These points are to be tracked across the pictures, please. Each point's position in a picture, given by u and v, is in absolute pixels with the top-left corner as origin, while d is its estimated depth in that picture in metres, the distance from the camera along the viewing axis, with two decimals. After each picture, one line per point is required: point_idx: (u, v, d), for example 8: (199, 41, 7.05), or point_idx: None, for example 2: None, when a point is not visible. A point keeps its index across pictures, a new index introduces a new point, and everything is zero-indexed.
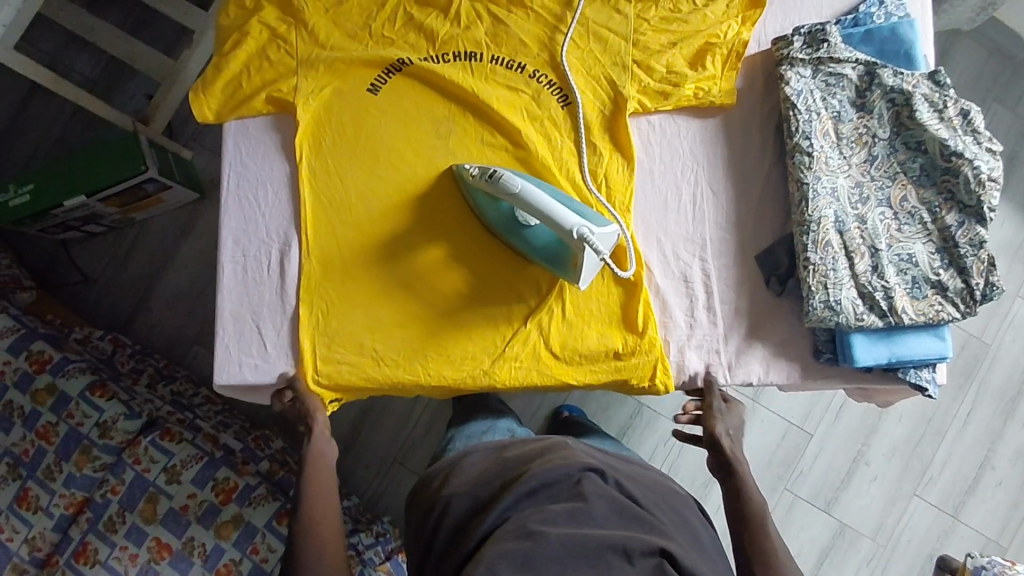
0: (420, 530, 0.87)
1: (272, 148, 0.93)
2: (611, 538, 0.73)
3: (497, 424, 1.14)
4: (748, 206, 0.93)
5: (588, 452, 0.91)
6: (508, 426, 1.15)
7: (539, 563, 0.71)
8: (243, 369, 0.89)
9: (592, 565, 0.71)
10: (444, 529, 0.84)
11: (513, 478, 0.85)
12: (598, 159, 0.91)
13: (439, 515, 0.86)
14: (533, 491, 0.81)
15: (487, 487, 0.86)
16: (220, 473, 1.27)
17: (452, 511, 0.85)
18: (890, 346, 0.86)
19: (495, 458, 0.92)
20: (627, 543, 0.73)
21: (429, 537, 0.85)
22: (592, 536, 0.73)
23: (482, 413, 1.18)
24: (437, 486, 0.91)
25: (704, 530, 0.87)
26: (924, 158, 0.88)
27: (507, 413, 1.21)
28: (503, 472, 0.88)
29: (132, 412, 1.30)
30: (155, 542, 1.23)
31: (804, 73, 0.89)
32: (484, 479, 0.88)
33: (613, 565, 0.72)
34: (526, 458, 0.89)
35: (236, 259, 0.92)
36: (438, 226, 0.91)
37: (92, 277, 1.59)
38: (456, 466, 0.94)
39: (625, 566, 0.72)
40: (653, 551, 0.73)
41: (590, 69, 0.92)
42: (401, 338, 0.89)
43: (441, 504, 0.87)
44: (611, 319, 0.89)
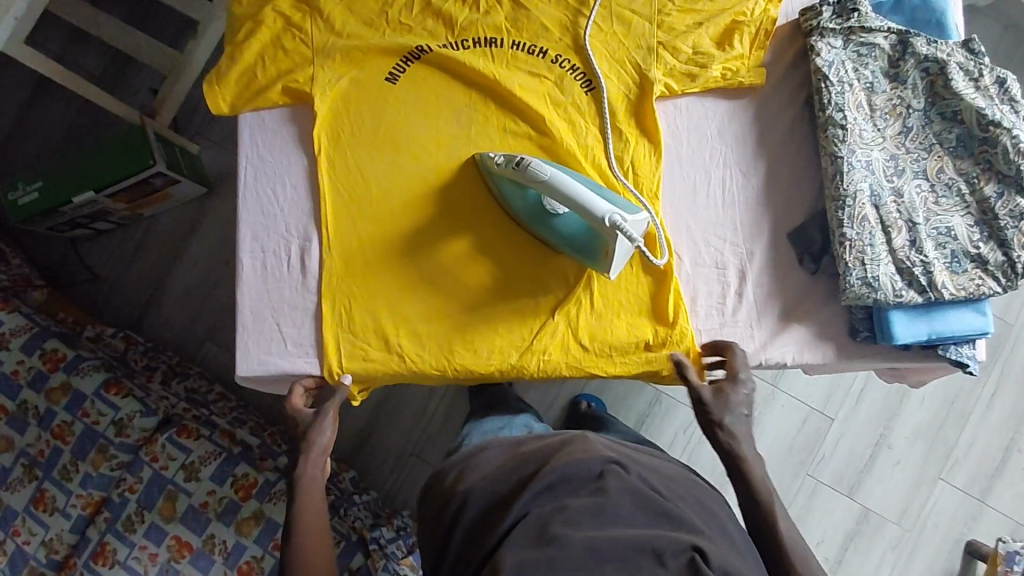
0: (437, 528, 0.84)
1: (290, 141, 0.91)
2: (640, 539, 0.70)
3: (514, 420, 1.11)
4: (778, 190, 0.91)
5: (609, 446, 0.86)
6: (525, 422, 1.12)
7: (562, 566, 0.69)
8: (265, 366, 0.87)
9: (621, 567, 0.68)
10: (461, 529, 0.81)
11: (529, 473, 0.81)
12: (624, 144, 0.89)
13: (457, 511, 0.83)
14: (552, 487, 0.77)
15: (504, 482, 0.83)
16: (239, 469, 1.25)
17: (470, 505, 0.82)
18: (930, 322, 0.84)
19: (513, 452, 0.88)
20: (658, 544, 0.70)
21: (446, 533, 0.82)
22: (619, 538, 0.70)
23: (500, 410, 1.16)
24: (451, 481, 0.88)
25: (726, 515, 0.82)
26: (960, 128, 0.86)
27: (525, 407, 1.18)
28: (520, 468, 0.83)
29: (148, 409, 1.28)
30: (175, 541, 1.21)
31: (834, 44, 0.87)
32: (502, 473, 0.84)
33: (644, 567, 0.69)
34: (545, 453, 0.84)
35: (255, 254, 0.89)
36: (463, 216, 0.89)
37: (101, 275, 1.57)
38: (474, 458, 0.90)
39: (657, 569, 0.69)
40: (685, 548, 0.71)
41: (615, 52, 0.90)
42: (427, 332, 0.87)
43: (458, 499, 0.84)
44: (641, 311, 0.87)
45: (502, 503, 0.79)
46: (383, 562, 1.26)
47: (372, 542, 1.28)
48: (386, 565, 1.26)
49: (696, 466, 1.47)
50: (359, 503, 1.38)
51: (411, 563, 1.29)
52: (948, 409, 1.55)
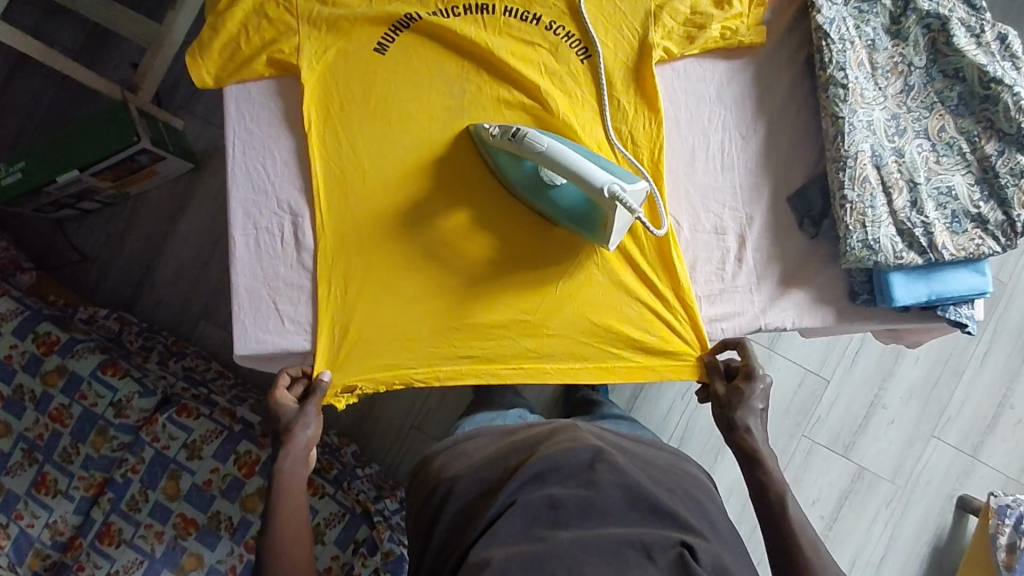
0: (424, 517, 0.84)
1: (278, 115, 0.88)
2: (628, 534, 0.71)
3: (508, 412, 1.06)
4: (778, 153, 0.90)
5: (600, 436, 0.86)
6: (520, 413, 1.07)
7: (550, 562, 0.69)
8: (264, 344, 0.86)
9: (611, 563, 0.69)
10: (446, 520, 0.81)
11: (518, 461, 0.82)
12: (622, 114, 0.88)
13: (442, 500, 0.83)
14: (540, 475, 0.78)
15: (492, 469, 0.83)
16: (241, 446, 1.26)
17: (455, 495, 0.82)
18: (929, 284, 0.84)
19: (503, 442, 0.88)
20: (646, 539, 0.71)
21: (431, 524, 0.83)
22: (609, 534, 0.71)
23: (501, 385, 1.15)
24: (437, 471, 0.88)
25: (713, 505, 0.84)
26: (962, 86, 0.84)
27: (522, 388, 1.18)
28: (508, 456, 0.84)
29: (146, 390, 1.27)
30: (180, 518, 1.23)
31: (834, 1, 0.85)
32: (488, 462, 0.84)
33: (633, 563, 0.70)
34: (533, 443, 0.85)
35: (247, 232, 0.87)
36: (460, 190, 0.87)
37: (90, 256, 1.55)
38: (459, 448, 0.90)
39: (647, 565, 0.70)
40: (674, 543, 0.72)
41: (610, 16, 0.88)
42: (426, 311, 0.86)
43: (444, 486, 0.84)
44: (641, 292, 0.87)
45: (488, 492, 0.80)
46: (388, 532, 1.25)
47: (376, 514, 1.28)
48: (392, 535, 1.25)
49: (693, 430, 1.48)
50: (362, 476, 1.37)
51: None
52: (942, 368, 1.57)
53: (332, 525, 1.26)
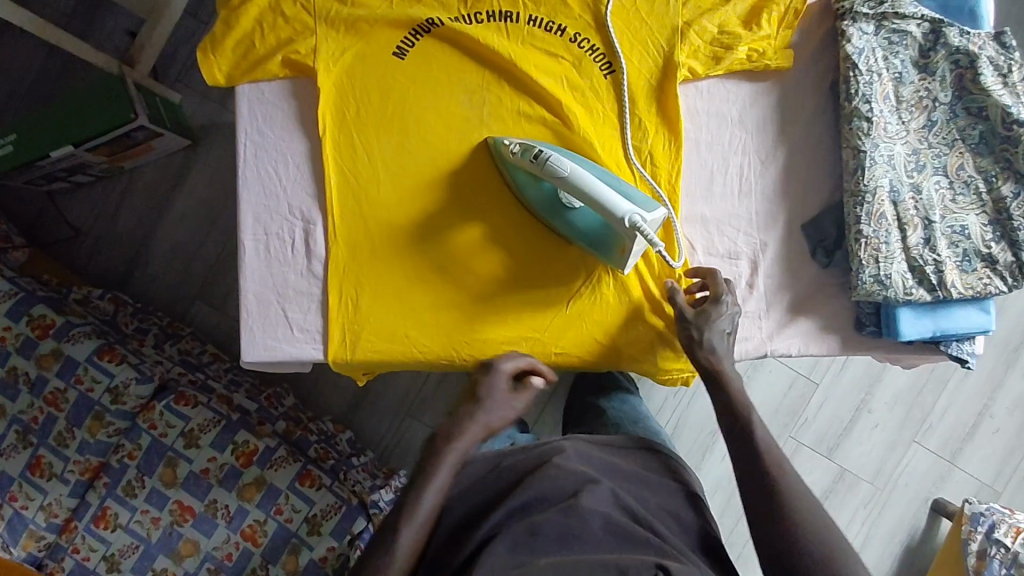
0: None
1: (290, 118, 0.85)
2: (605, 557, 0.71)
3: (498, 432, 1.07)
4: (797, 180, 0.89)
5: (591, 456, 0.88)
6: (511, 434, 1.08)
7: None
8: (272, 352, 0.85)
9: None
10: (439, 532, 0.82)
11: (508, 488, 0.84)
12: (643, 134, 0.86)
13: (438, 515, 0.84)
14: (526, 505, 0.80)
15: (481, 494, 0.85)
16: (239, 437, 1.26)
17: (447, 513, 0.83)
18: (935, 320, 0.86)
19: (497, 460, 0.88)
20: (622, 561, 0.70)
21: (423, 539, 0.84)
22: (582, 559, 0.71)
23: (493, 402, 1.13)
24: None
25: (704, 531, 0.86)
26: (985, 125, 0.84)
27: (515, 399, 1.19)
28: (497, 484, 0.85)
29: (143, 376, 1.26)
30: (177, 505, 1.23)
31: (866, 30, 0.83)
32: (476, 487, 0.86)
33: None
34: (525, 469, 0.86)
35: (257, 237, 0.85)
36: (475, 204, 0.86)
37: (84, 231, 1.51)
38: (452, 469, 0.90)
39: None
40: (649, 566, 0.70)
41: (636, 32, 0.86)
42: (436, 322, 0.86)
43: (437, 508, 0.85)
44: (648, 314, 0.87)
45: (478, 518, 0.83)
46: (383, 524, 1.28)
47: (372, 505, 1.29)
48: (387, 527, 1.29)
49: (682, 429, 1.51)
50: (358, 465, 1.38)
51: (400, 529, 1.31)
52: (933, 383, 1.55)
53: (329, 517, 1.24)
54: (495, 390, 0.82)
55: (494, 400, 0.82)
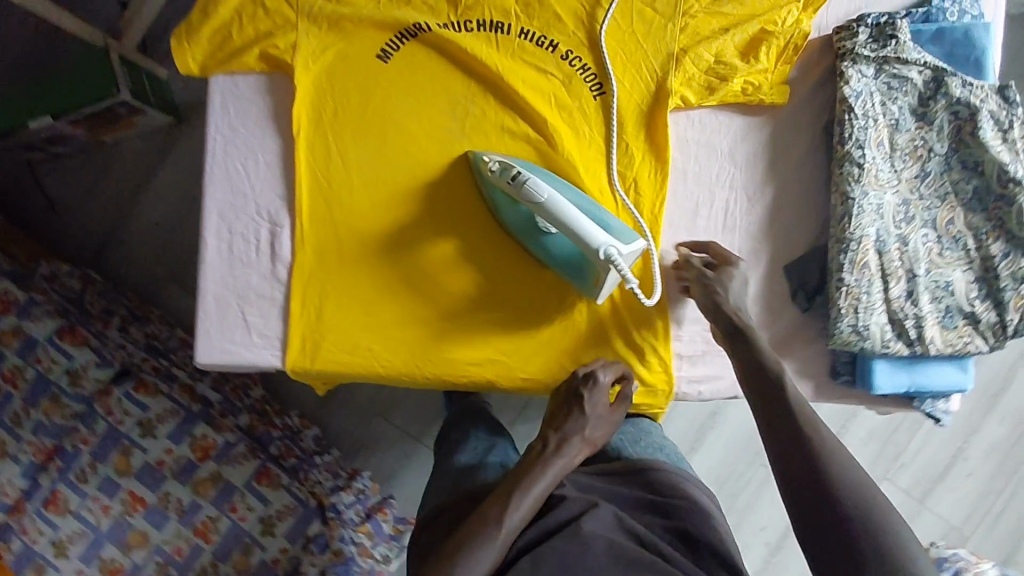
0: None
1: (264, 114, 0.82)
2: None
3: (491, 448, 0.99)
4: (784, 219, 0.87)
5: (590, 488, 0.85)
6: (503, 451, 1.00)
7: None
8: (228, 356, 0.82)
9: None
10: None
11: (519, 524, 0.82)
12: (629, 161, 0.84)
13: None
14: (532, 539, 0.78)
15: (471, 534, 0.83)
16: (197, 429, 1.24)
17: None
18: (912, 375, 0.84)
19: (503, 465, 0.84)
20: None
21: None
22: None
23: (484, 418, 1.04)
24: None
25: None
26: (979, 180, 0.82)
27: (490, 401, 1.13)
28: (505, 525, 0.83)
29: (104, 360, 1.23)
30: (128, 495, 1.20)
31: (865, 72, 0.81)
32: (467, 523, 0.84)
33: None
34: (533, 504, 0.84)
35: (220, 235, 0.82)
36: (449, 219, 0.83)
37: (59, 203, 1.47)
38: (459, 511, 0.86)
39: None
40: None
41: (631, 54, 0.83)
42: (400, 337, 0.83)
43: None
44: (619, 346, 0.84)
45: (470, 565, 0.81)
46: (340, 529, 1.25)
47: (330, 509, 1.26)
48: (343, 531, 1.25)
49: None
50: (319, 465, 1.34)
51: (367, 530, 1.31)
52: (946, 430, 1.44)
53: (284, 518, 1.22)
54: (595, 402, 0.81)
55: (596, 414, 0.82)
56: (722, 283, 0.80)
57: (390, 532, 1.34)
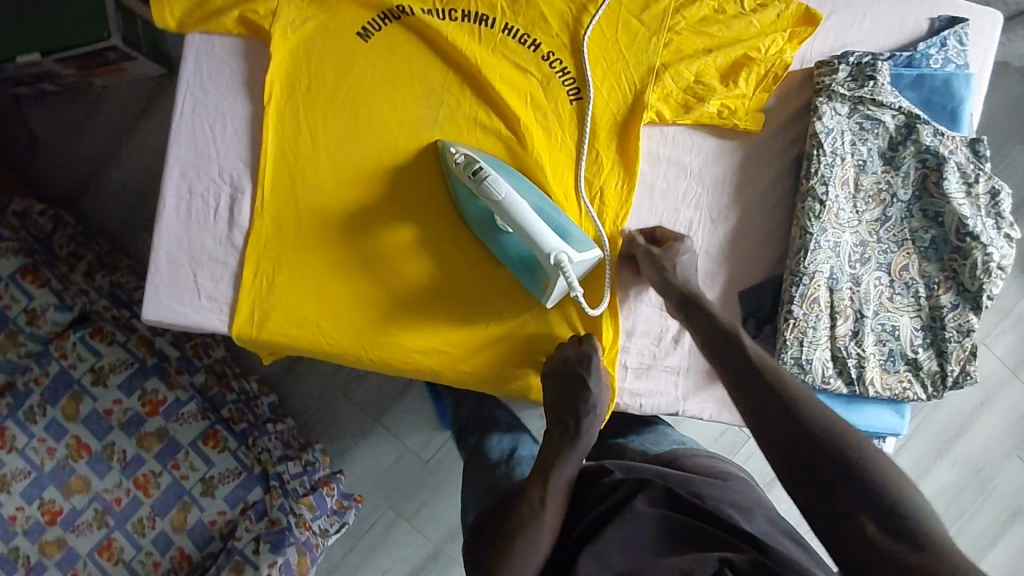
0: None
1: (237, 80, 0.83)
2: None
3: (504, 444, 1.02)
4: (744, 245, 0.87)
5: (634, 466, 0.83)
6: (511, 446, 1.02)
7: None
8: (175, 315, 0.82)
9: None
10: None
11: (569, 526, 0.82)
12: (598, 168, 0.83)
13: None
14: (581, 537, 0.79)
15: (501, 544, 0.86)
16: (149, 384, 1.23)
17: None
18: (848, 414, 0.85)
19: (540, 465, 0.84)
20: None
21: None
22: None
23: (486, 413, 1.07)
24: None
25: None
26: (937, 231, 0.83)
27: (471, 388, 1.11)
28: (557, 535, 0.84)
29: (63, 304, 1.22)
30: (74, 441, 1.20)
31: (839, 110, 0.81)
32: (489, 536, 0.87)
33: None
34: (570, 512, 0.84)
35: (180, 194, 0.82)
36: (411, 205, 0.83)
37: (42, 140, 1.44)
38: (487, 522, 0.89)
39: None
40: None
41: (611, 62, 0.83)
42: (350, 317, 0.82)
43: None
44: None
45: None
46: (279, 499, 1.23)
47: (273, 477, 1.25)
48: (282, 503, 1.23)
49: None
50: (272, 433, 1.29)
51: (309, 503, 1.24)
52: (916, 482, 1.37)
53: (225, 481, 1.23)
54: (593, 377, 0.80)
55: (599, 392, 0.81)
56: (670, 257, 0.80)
57: (334, 506, 1.29)
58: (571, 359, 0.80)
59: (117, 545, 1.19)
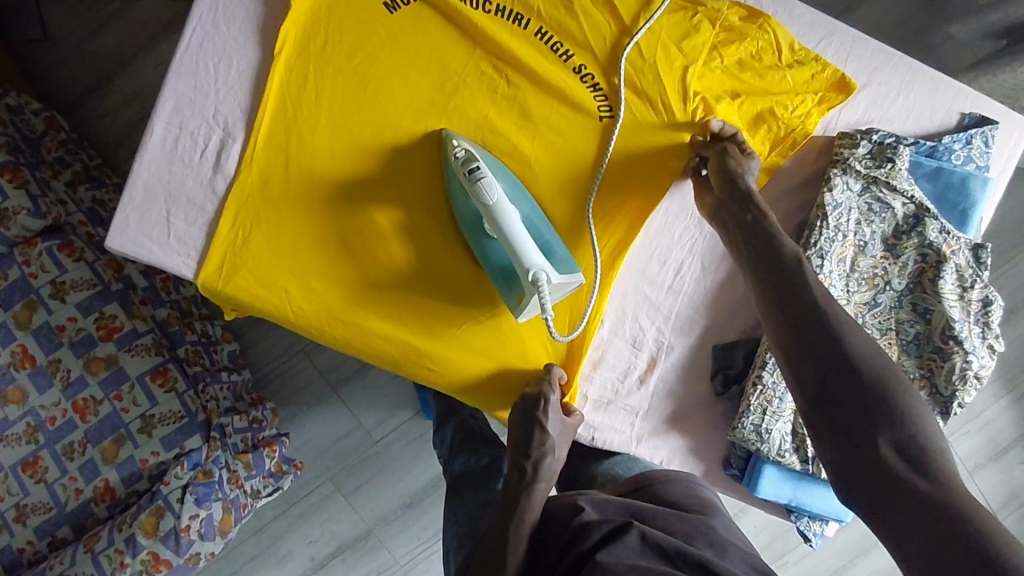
0: None
1: (253, 24, 0.80)
2: None
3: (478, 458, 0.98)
4: (727, 301, 0.86)
5: (604, 504, 0.73)
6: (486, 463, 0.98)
7: None
8: (141, 249, 0.79)
9: None
10: None
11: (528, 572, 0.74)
12: (602, 193, 0.81)
13: None
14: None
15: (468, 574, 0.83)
16: (108, 308, 1.20)
17: None
18: (796, 490, 0.85)
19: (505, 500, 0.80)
20: None
21: None
22: None
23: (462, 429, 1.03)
24: None
25: None
26: (923, 327, 0.81)
27: (460, 417, 1.05)
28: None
29: (37, 211, 1.18)
30: (19, 350, 1.16)
31: (851, 186, 0.80)
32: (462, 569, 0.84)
33: None
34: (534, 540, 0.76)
35: (169, 126, 0.79)
36: (404, 188, 0.80)
37: (52, 38, 1.39)
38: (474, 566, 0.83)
39: None
40: None
41: (640, 90, 0.81)
42: (320, 289, 0.80)
43: None
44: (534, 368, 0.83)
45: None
46: (218, 451, 1.19)
47: (215, 428, 1.21)
48: (220, 455, 1.20)
49: None
50: (223, 382, 1.27)
51: (246, 460, 1.23)
52: (851, 561, 1.34)
53: (165, 423, 1.19)
54: (550, 421, 0.78)
55: (556, 435, 0.79)
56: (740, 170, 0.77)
57: (273, 469, 1.28)
58: (529, 398, 0.78)
59: (42, 464, 1.17)
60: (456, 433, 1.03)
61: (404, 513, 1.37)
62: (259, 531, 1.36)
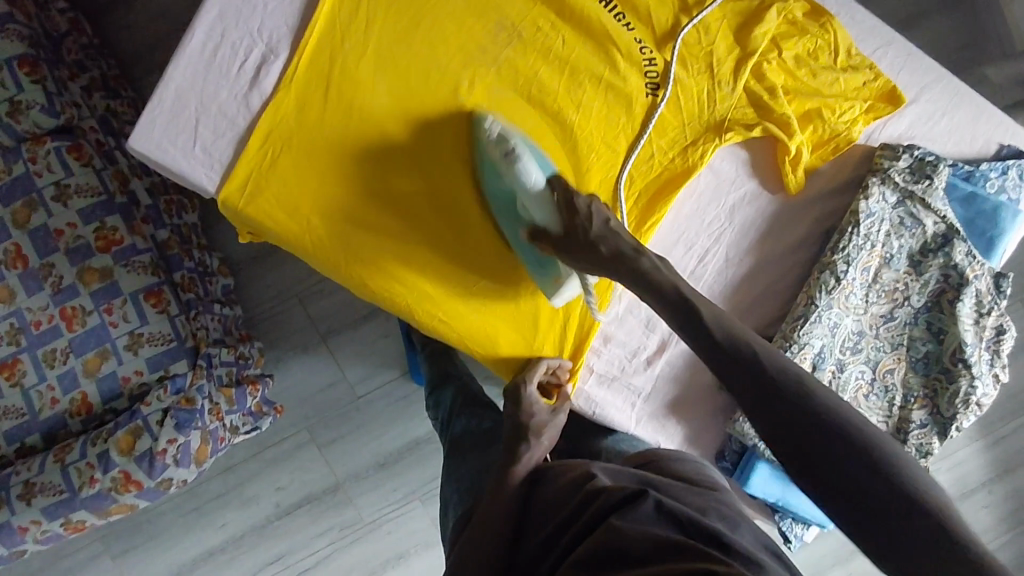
0: None
1: None
2: None
3: (472, 418, 0.98)
4: (746, 296, 0.85)
5: (616, 475, 0.68)
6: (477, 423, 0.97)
7: None
8: (163, 154, 0.76)
9: None
10: None
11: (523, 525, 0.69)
12: (641, 168, 0.81)
13: None
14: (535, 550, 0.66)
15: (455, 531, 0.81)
16: (110, 219, 1.16)
17: None
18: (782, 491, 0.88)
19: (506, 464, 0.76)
20: None
21: None
22: None
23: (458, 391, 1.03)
24: None
25: None
26: (934, 346, 0.84)
27: (459, 381, 1.05)
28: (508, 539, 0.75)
29: (51, 108, 1.14)
30: (13, 249, 1.13)
31: (887, 197, 0.80)
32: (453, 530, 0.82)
33: None
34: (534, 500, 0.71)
35: (210, 34, 0.77)
36: (441, 131, 0.79)
37: None
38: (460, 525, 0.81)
39: None
40: None
41: (692, 73, 0.80)
42: (343, 221, 0.78)
43: None
44: (545, 331, 0.83)
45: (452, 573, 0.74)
46: (201, 380, 1.16)
47: (203, 356, 1.18)
48: (202, 384, 1.16)
49: None
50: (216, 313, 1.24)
51: (229, 395, 1.19)
52: None
53: (154, 344, 1.16)
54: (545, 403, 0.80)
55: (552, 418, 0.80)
56: None
57: (253, 408, 1.25)
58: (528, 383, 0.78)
59: (20, 367, 1.14)
60: (455, 394, 1.02)
61: (377, 472, 1.36)
62: (227, 471, 1.33)
